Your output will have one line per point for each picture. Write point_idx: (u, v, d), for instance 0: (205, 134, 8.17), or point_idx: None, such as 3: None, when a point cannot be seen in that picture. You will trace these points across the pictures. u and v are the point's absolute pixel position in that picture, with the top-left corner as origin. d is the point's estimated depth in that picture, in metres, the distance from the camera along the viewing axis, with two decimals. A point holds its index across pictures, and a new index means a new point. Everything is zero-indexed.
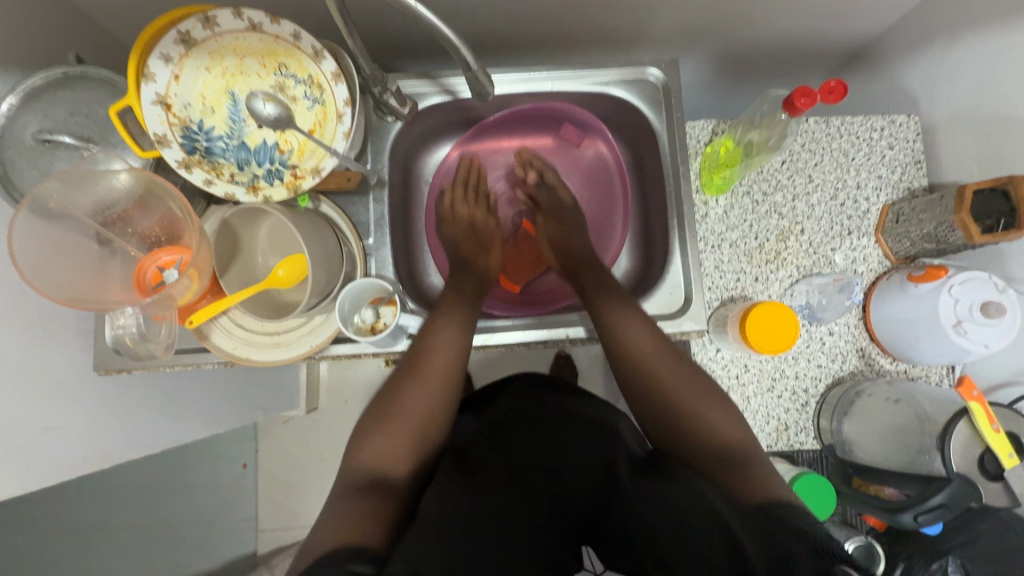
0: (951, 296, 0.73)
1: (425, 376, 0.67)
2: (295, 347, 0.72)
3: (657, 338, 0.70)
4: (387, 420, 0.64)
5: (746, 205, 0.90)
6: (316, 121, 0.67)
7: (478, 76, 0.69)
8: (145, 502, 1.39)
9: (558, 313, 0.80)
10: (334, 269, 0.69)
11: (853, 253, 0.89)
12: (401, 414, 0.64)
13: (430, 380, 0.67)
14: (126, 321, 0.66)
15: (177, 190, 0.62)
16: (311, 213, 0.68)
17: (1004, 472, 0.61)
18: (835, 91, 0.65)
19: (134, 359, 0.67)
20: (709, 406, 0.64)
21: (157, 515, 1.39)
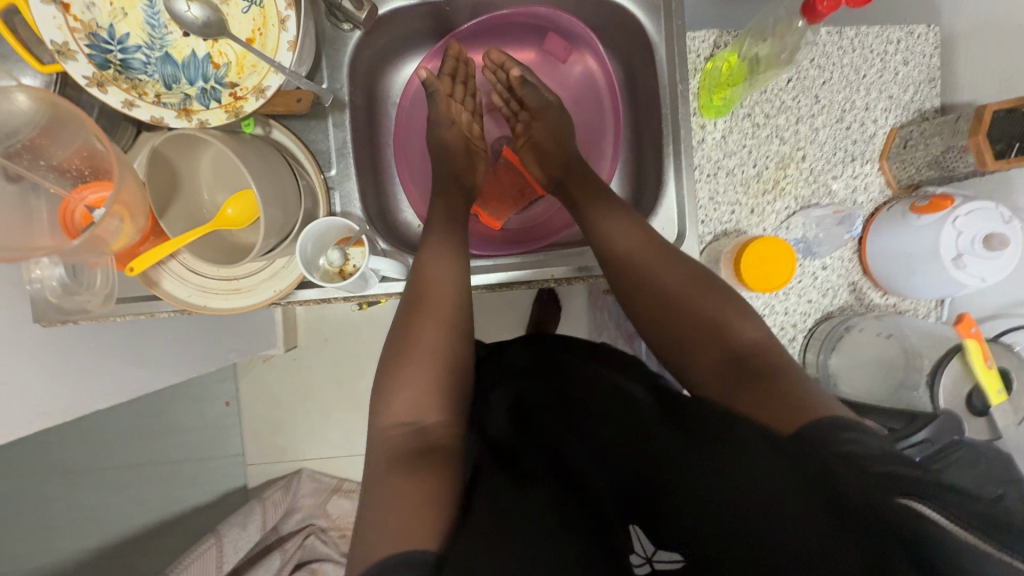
0: (955, 227, 0.70)
1: (422, 328, 0.62)
2: (256, 294, 0.65)
3: (664, 254, 0.65)
4: (395, 381, 0.60)
5: (747, 130, 0.82)
6: (255, 29, 0.56)
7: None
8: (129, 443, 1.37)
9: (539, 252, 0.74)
10: (291, 205, 0.61)
11: (855, 181, 0.84)
12: (412, 360, 0.61)
13: (435, 324, 0.62)
14: (44, 272, 0.59)
15: (89, 116, 0.52)
16: (255, 140, 0.59)
17: (989, 408, 0.61)
18: None
19: (69, 310, 0.61)
20: (733, 323, 0.60)
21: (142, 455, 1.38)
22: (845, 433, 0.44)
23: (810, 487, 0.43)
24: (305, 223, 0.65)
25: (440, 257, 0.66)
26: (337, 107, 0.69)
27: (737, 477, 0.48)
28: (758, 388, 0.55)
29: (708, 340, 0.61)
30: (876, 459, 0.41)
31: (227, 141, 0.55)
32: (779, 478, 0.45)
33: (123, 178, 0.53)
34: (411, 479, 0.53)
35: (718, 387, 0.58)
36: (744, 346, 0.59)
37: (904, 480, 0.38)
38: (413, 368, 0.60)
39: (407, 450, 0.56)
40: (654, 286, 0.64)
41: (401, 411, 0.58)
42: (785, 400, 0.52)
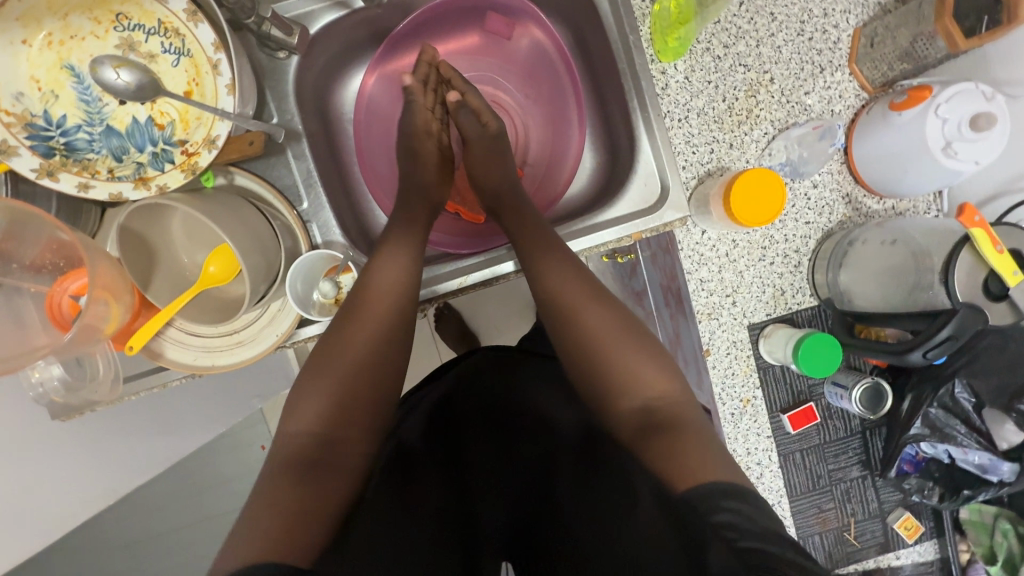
0: (939, 116, 0.68)
1: (343, 347, 0.61)
2: (259, 343, 0.65)
3: (598, 295, 0.67)
4: (313, 387, 0.59)
5: (708, 64, 0.80)
6: (190, 80, 0.54)
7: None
8: (176, 507, 1.38)
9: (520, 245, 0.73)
10: (272, 249, 0.60)
11: (828, 91, 0.81)
12: (336, 368, 0.60)
13: (368, 331, 0.62)
14: (43, 374, 0.61)
15: (44, 211, 0.51)
16: (221, 194, 0.58)
17: (1006, 289, 0.60)
18: None
19: (78, 406, 0.61)
20: (648, 373, 0.62)
21: (191, 515, 1.40)
22: (726, 501, 0.47)
23: (685, 544, 0.48)
24: (291, 262, 0.65)
25: (384, 280, 0.65)
26: (292, 138, 0.67)
27: (623, 531, 0.56)
28: (668, 438, 0.56)
29: (628, 378, 0.62)
30: (755, 533, 0.44)
31: (190, 202, 0.54)
32: (658, 526, 0.52)
33: (94, 262, 0.52)
34: (290, 486, 0.52)
35: (630, 419, 0.59)
36: (654, 391, 0.61)
37: (765, 557, 0.41)
38: (319, 385, 0.59)
39: (297, 457, 0.55)
40: (582, 324, 0.65)
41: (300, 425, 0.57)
42: (682, 458, 0.53)
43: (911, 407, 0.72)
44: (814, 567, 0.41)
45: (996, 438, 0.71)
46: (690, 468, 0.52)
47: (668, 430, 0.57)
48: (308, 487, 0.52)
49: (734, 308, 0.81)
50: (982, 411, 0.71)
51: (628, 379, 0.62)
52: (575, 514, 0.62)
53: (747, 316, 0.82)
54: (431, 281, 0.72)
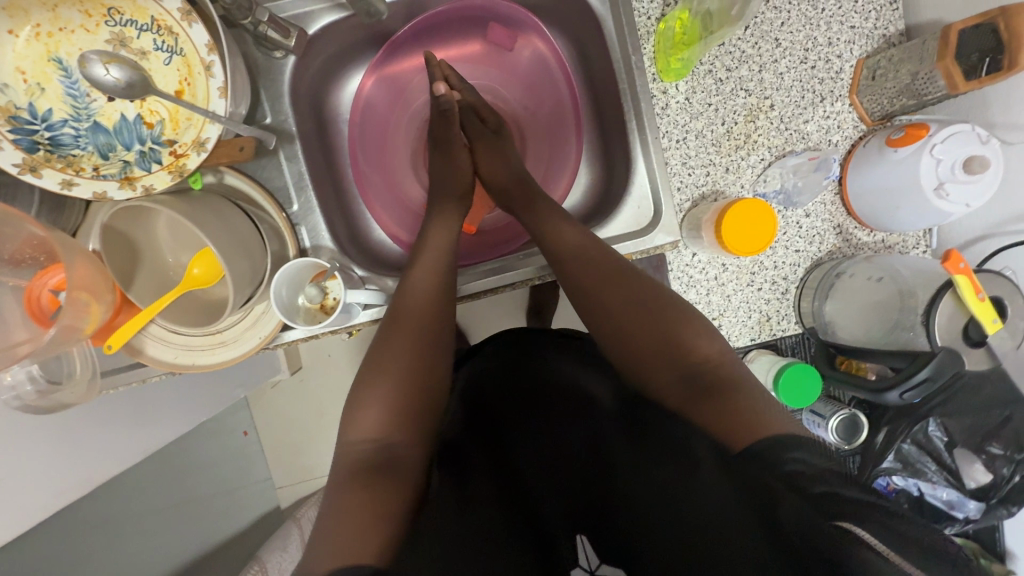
0: (933, 156, 0.68)
1: (391, 341, 0.65)
2: (242, 344, 0.65)
3: (627, 280, 0.66)
4: (364, 389, 0.63)
5: (709, 87, 0.80)
6: (182, 79, 0.53)
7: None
8: None
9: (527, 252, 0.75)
10: (257, 254, 0.59)
11: (827, 121, 0.81)
12: (383, 367, 0.64)
13: (412, 334, 0.65)
14: (16, 378, 0.58)
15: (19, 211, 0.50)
16: (207, 196, 0.57)
17: (986, 336, 0.60)
18: None
19: (49, 409, 0.58)
20: (689, 339, 0.62)
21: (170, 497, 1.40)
22: (793, 450, 0.47)
23: (754, 501, 0.46)
24: (277, 265, 0.64)
25: (421, 282, 0.67)
26: (285, 140, 0.67)
27: (687, 501, 0.52)
28: (718, 402, 0.56)
29: (666, 356, 0.62)
30: (813, 480, 0.43)
31: (174, 204, 0.53)
32: (724, 483, 0.50)
33: (71, 261, 0.51)
34: (364, 490, 0.55)
35: (676, 397, 0.59)
36: (700, 360, 0.61)
37: (837, 501, 0.41)
38: (378, 380, 0.63)
39: (360, 466, 0.58)
40: (615, 310, 0.65)
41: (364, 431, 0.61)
42: (738, 419, 0.53)
43: (886, 440, 0.73)
44: (888, 508, 0.41)
45: (964, 477, 0.71)
46: (749, 426, 0.52)
47: (721, 392, 0.57)
48: (371, 488, 0.55)
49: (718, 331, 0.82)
50: (952, 450, 0.71)
51: (669, 358, 0.62)
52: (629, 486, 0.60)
53: (731, 340, 0.82)
54: None
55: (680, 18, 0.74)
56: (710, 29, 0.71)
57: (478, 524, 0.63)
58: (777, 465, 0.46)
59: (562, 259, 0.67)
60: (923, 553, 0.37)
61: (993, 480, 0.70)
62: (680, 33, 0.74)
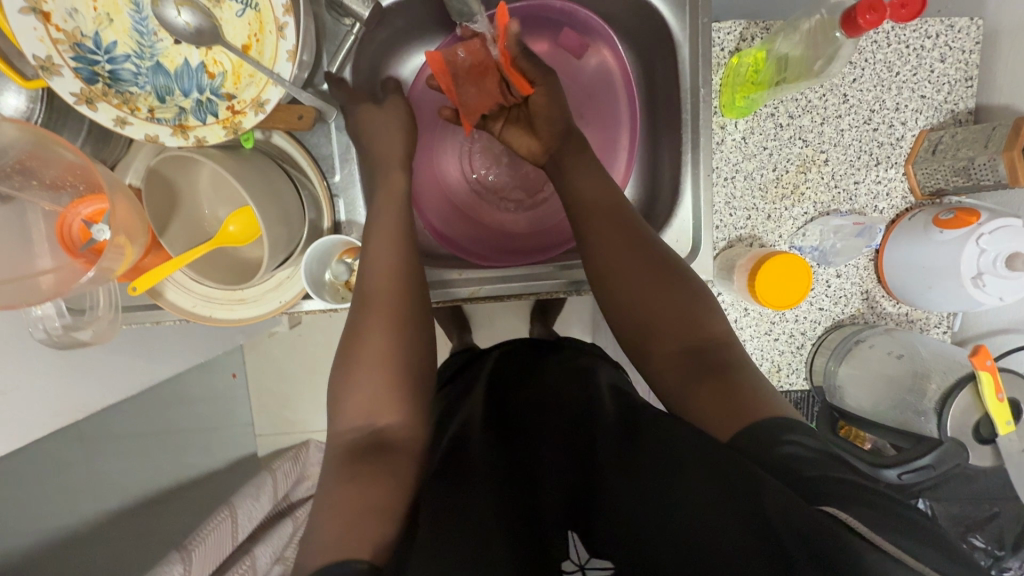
0: (978, 245, 0.68)
1: (376, 300, 0.60)
2: (262, 305, 0.65)
3: (636, 254, 0.63)
4: (349, 380, 0.59)
5: (768, 131, 0.79)
6: (251, 35, 0.52)
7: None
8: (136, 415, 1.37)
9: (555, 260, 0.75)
10: (294, 223, 0.58)
11: (878, 186, 0.81)
12: (370, 316, 0.60)
13: (388, 280, 0.60)
14: (43, 312, 0.57)
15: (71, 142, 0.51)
16: (256, 158, 0.56)
17: (996, 436, 0.61)
18: (875, 9, 0.56)
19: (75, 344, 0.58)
20: (694, 316, 0.60)
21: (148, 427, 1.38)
22: (787, 435, 0.47)
23: (743, 507, 0.42)
24: (310, 235, 0.64)
25: (389, 222, 0.63)
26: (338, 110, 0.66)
27: (677, 491, 0.47)
28: (725, 384, 0.54)
29: (676, 329, 0.60)
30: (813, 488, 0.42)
31: (224, 163, 0.52)
32: (707, 483, 0.46)
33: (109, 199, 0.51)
34: (360, 477, 0.52)
35: (676, 381, 0.57)
36: (707, 337, 0.59)
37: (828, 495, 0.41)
38: (379, 328, 0.59)
39: (356, 455, 0.53)
40: (630, 291, 0.62)
41: (362, 409, 0.57)
42: (736, 403, 0.52)
43: None
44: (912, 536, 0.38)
45: None
46: (752, 407, 0.51)
47: (720, 365, 0.56)
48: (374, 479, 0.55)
49: None
50: None
51: (681, 328, 0.60)
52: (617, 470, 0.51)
53: None
54: (447, 285, 0.72)
55: (747, 69, 0.74)
56: (780, 77, 0.71)
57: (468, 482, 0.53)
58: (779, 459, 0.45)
59: (585, 228, 0.66)
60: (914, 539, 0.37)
61: None
62: (748, 80, 0.74)
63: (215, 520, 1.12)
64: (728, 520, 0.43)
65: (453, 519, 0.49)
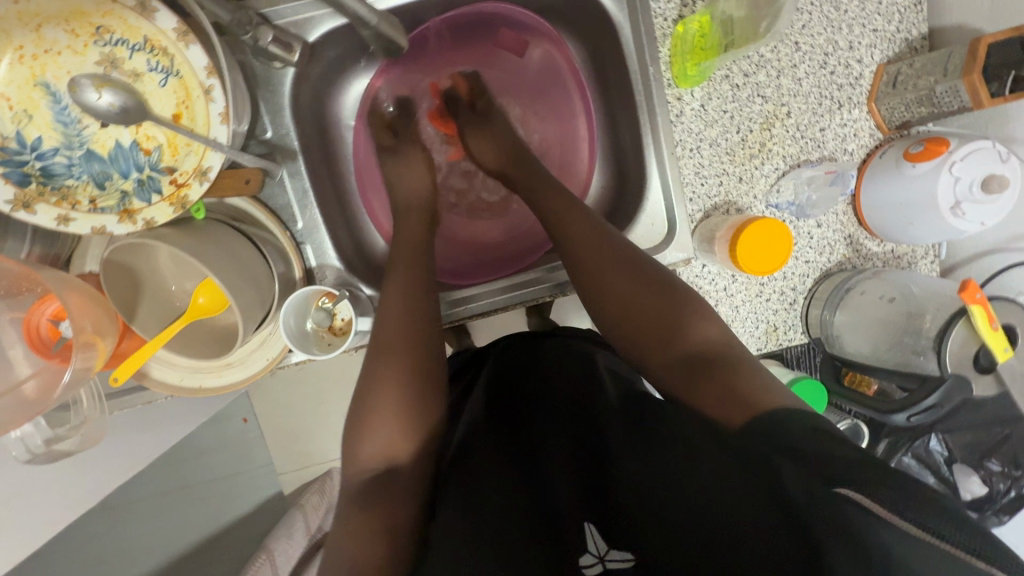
0: (953, 174, 0.68)
1: (379, 342, 0.61)
2: (249, 366, 0.64)
3: (621, 257, 0.63)
4: (360, 430, 0.58)
5: (726, 93, 0.77)
6: (179, 103, 0.50)
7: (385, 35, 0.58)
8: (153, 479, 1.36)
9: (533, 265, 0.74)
10: (265, 285, 0.57)
11: (845, 129, 0.80)
12: (375, 359, 0.60)
13: (394, 318, 0.62)
14: (22, 430, 0.57)
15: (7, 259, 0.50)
16: (211, 226, 0.54)
17: (995, 363, 0.61)
18: None
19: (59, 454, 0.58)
20: (687, 322, 0.58)
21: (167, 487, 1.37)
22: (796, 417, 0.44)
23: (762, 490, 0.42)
24: (284, 289, 0.62)
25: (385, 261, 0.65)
26: (287, 156, 0.64)
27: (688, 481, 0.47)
28: (724, 378, 0.52)
29: (666, 334, 0.58)
30: (830, 455, 0.39)
31: (182, 241, 0.51)
32: (723, 468, 0.46)
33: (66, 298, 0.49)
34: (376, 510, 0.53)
35: (681, 375, 0.55)
36: (700, 342, 0.57)
37: (852, 469, 0.37)
38: (388, 367, 0.60)
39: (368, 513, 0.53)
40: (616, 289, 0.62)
41: (379, 449, 0.57)
42: (738, 398, 0.50)
43: (886, 450, 0.74)
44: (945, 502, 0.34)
45: (960, 489, 0.71)
46: (754, 396, 0.49)
47: (720, 364, 0.54)
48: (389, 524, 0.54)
49: None
50: (952, 464, 0.72)
51: (674, 334, 0.58)
52: (633, 461, 0.50)
53: None
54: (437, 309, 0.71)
55: (693, 33, 0.73)
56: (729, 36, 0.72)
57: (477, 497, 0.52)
58: (789, 432, 0.42)
59: (559, 233, 0.65)
60: (940, 511, 0.33)
61: (988, 493, 0.70)
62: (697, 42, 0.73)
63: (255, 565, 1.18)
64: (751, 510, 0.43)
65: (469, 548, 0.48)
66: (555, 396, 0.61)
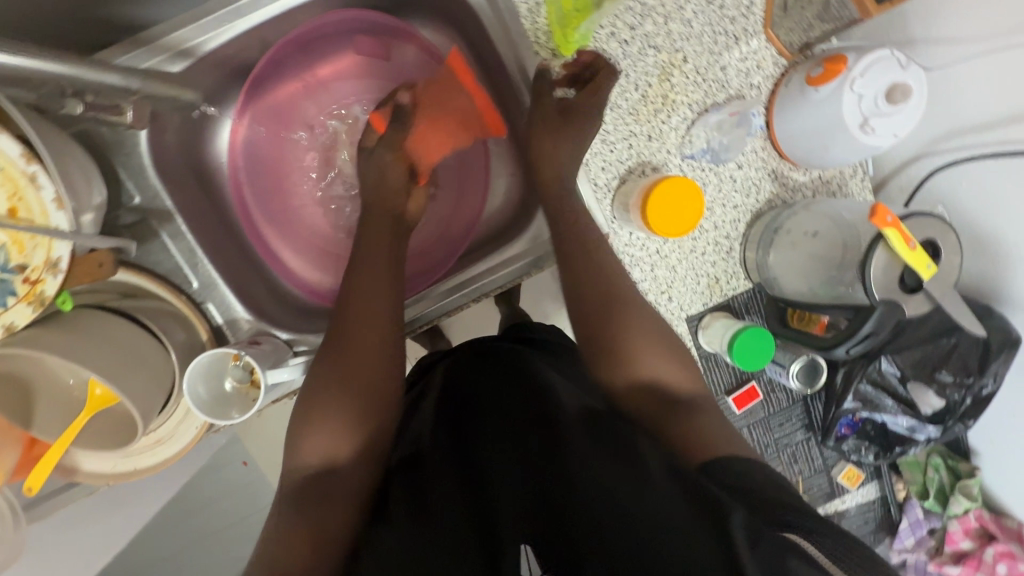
0: (855, 91, 0.65)
1: (341, 349, 0.57)
2: (179, 440, 0.63)
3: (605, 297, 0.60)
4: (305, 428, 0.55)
5: (615, 52, 0.73)
6: (7, 198, 0.46)
7: (157, 91, 0.52)
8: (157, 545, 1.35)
9: (466, 265, 0.71)
10: (156, 367, 0.54)
11: (746, 62, 0.76)
12: (339, 370, 0.56)
13: (368, 336, 0.58)
14: None
15: None
16: (83, 315, 0.52)
17: (921, 282, 0.59)
18: None
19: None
20: (660, 360, 0.58)
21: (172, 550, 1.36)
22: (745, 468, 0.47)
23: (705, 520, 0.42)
24: (191, 355, 0.60)
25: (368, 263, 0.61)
26: (163, 218, 0.61)
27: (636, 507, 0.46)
28: (690, 421, 0.53)
29: (643, 359, 0.57)
30: (766, 496, 0.43)
31: (59, 341, 0.49)
32: (672, 496, 0.46)
33: None
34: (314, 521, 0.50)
35: (653, 405, 0.56)
36: (676, 381, 0.57)
37: (783, 512, 0.41)
38: (349, 384, 0.56)
39: None
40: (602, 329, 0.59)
41: (320, 448, 0.54)
42: (701, 439, 0.51)
43: (844, 379, 0.74)
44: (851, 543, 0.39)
45: (919, 404, 0.72)
46: (711, 441, 0.51)
47: (687, 404, 0.55)
48: None
49: (668, 305, 0.79)
50: (906, 382, 0.71)
51: (648, 366, 0.57)
52: (581, 483, 0.50)
53: (683, 311, 0.80)
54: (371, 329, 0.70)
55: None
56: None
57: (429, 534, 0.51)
58: (737, 471, 0.46)
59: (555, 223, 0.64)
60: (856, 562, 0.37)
61: (946, 404, 0.71)
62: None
63: None
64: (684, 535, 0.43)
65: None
66: (515, 415, 0.59)
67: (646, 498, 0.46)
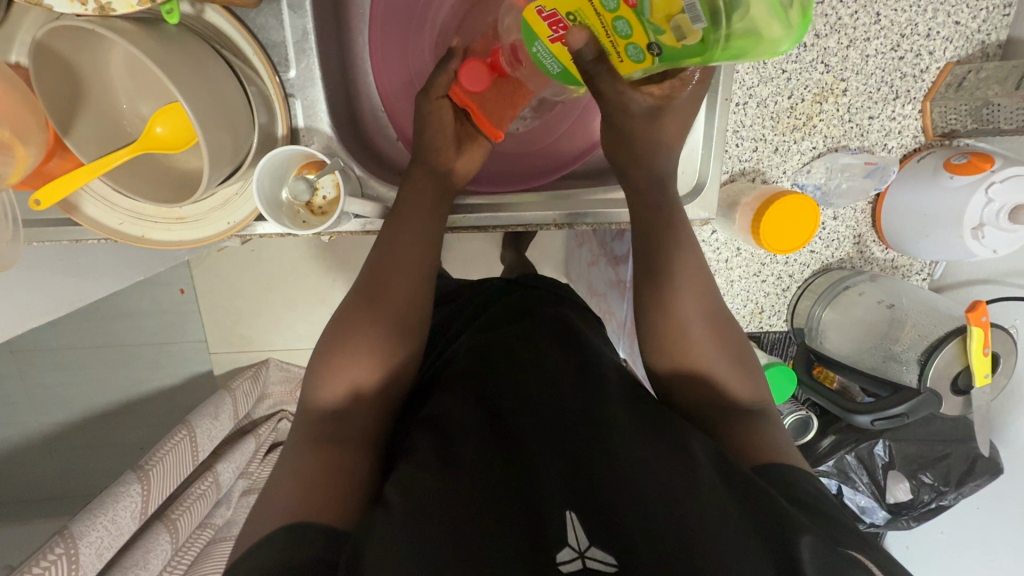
0: (987, 194, 0.66)
1: (385, 265, 0.55)
2: (204, 228, 0.55)
3: (663, 279, 0.55)
4: (334, 358, 0.53)
5: (790, 51, 0.70)
6: None
7: None
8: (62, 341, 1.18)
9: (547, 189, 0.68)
10: (239, 130, 0.48)
11: (891, 123, 0.75)
12: (382, 291, 0.54)
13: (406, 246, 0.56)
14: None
15: None
16: (182, 37, 0.45)
17: (970, 388, 0.66)
18: None
19: None
20: (733, 373, 0.55)
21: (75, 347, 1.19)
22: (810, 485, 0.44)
23: (762, 524, 0.37)
24: (261, 143, 0.53)
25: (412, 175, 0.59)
26: None
27: (684, 492, 0.40)
28: (753, 427, 0.51)
29: (717, 381, 0.55)
30: (840, 526, 0.39)
31: (143, 43, 0.41)
32: (719, 494, 0.40)
33: None
34: (334, 452, 0.47)
35: (708, 409, 0.53)
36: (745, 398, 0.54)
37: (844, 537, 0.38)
38: (398, 281, 0.55)
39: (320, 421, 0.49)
40: (647, 325, 0.56)
41: (339, 387, 0.51)
42: (754, 445, 0.49)
43: (831, 445, 0.76)
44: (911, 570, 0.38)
45: (887, 492, 0.78)
46: (778, 445, 0.49)
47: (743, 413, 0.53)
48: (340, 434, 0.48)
49: None
50: (887, 470, 0.77)
51: (722, 385, 0.54)
52: (617, 469, 0.43)
53: None
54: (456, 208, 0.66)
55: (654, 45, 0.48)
56: (534, 43, 0.52)
57: (448, 470, 0.44)
58: (786, 482, 0.44)
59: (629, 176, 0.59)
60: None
61: (911, 499, 0.77)
62: (650, 28, 0.44)
63: (172, 440, 0.94)
64: (740, 532, 0.37)
65: (429, 519, 0.39)
66: (547, 377, 0.54)
67: (693, 488, 0.40)
